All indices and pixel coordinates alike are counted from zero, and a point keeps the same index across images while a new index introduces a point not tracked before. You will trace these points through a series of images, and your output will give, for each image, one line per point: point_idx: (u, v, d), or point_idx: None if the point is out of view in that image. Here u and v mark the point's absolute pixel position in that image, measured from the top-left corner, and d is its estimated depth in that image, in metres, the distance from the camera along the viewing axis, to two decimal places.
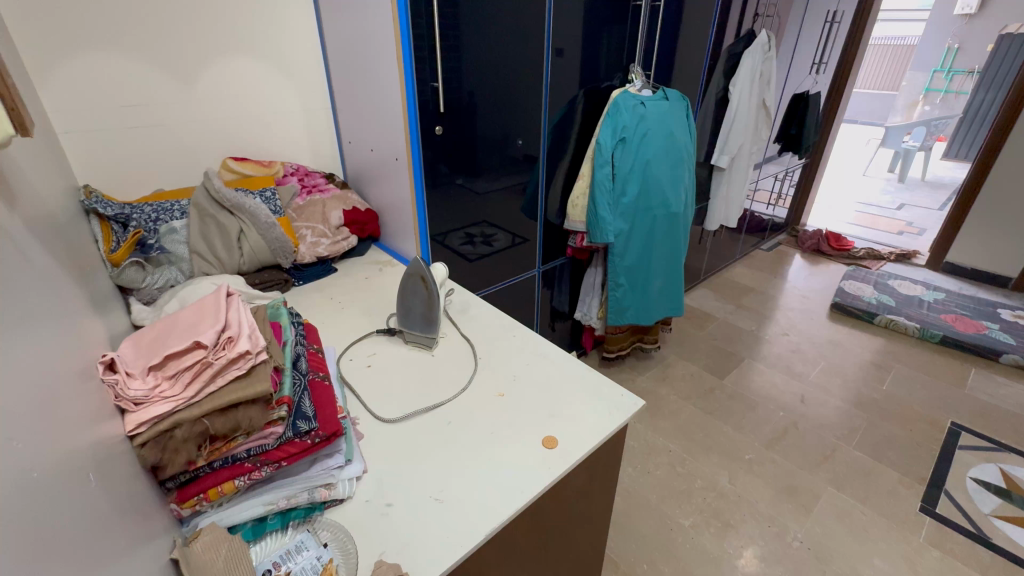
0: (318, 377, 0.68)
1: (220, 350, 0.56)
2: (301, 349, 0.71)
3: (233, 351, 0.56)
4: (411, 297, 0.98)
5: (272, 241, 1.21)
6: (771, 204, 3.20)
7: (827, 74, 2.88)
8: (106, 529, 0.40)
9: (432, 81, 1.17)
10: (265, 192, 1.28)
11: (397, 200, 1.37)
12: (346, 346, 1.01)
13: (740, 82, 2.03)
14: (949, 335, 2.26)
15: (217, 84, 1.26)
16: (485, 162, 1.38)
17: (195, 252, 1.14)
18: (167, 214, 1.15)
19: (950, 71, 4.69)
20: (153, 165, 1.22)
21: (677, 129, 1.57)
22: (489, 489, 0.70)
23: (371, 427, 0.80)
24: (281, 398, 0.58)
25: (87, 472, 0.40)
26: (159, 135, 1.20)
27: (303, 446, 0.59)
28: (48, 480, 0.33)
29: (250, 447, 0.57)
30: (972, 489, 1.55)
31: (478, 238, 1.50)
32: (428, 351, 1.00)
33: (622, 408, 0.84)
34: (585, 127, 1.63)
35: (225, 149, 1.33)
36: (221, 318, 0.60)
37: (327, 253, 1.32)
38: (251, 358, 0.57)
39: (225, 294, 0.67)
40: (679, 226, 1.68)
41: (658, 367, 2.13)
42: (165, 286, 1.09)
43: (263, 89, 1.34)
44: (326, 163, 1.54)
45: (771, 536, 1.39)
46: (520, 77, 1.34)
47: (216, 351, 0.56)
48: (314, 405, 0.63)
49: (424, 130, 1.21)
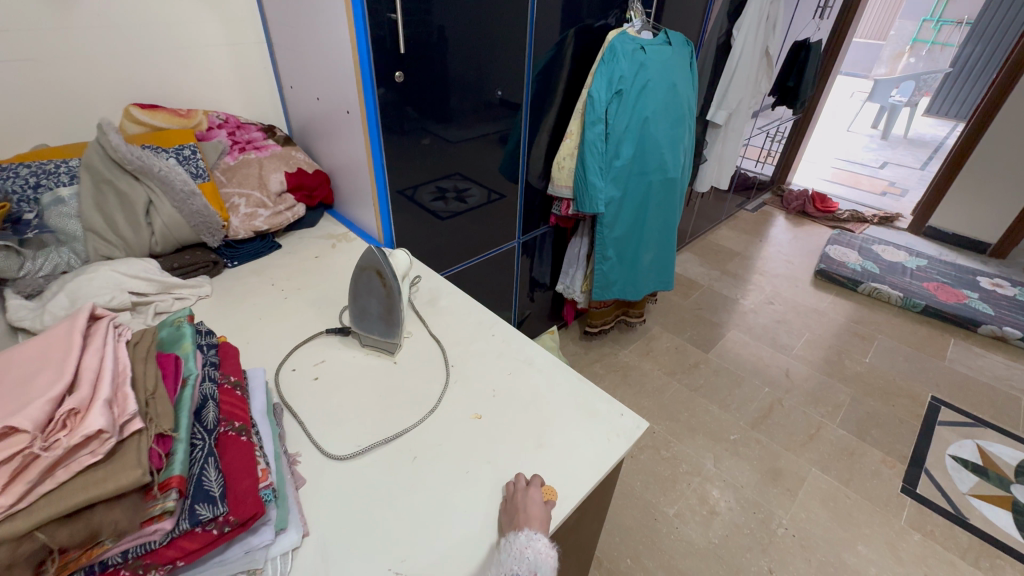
0: (232, 429, 0.50)
1: (56, 430, 0.37)
2: (209, 388, 0.53)
3: (76, 433, 0.37)
4: (366, 296, 0.80)
5: (192, 215, 0.97)
6: (760, 161, 3.05)
7: (831, 19, 2.65)
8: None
9: (390, 13, 0.92)
10: (181, 150, 1.03)
11: (352, 160, 1.14)
12: (288, 352, 0.82)
13: (746, 25, 1.80)
14: (931, 304, 2.24)
15: (107, 8, 0.96)
16: (458, 112, 1.15)
17: (90, 228, 0.90)
18: (51, 177, 0.90)
19: (939, 21, 4.52)
20: (29, 113, 0.95)
21: (680, 80, 1.36)
22: (467, 552, 0.56)
23: (317, 468, 0.64)
24: (167, 481, 0.41)
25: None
26: (31, 75, 0.92)
27: (208, 538, 0.43)
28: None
29: (126, 549, 0.41)
30: (951, 466, 1.54)
31: (450, 193, 1.28)
32: (389, 358, 0.83)
33: (623, 433, 0.71)
34: (575, 75, 1.40)
35: (128, 93, 1.05)
36: (67, 371, 0.41)
37: (268, 227, 1.10)
38: (109, 437, 0.39)
39: (85, 323, 0.48)
40: (675, 192, 1.50)
41: (641, 339, 2.04)
42: (54, 273, 0.87)
43: (171, 15, 1.05)
44: (265, 114, 1.28)
45: (756, 523, 1.36)
46: (499, 12, 1.09)
47: (49, 434, 0.37)
48: (224, 477, 0.46)
49: (381, 76, 0.97)
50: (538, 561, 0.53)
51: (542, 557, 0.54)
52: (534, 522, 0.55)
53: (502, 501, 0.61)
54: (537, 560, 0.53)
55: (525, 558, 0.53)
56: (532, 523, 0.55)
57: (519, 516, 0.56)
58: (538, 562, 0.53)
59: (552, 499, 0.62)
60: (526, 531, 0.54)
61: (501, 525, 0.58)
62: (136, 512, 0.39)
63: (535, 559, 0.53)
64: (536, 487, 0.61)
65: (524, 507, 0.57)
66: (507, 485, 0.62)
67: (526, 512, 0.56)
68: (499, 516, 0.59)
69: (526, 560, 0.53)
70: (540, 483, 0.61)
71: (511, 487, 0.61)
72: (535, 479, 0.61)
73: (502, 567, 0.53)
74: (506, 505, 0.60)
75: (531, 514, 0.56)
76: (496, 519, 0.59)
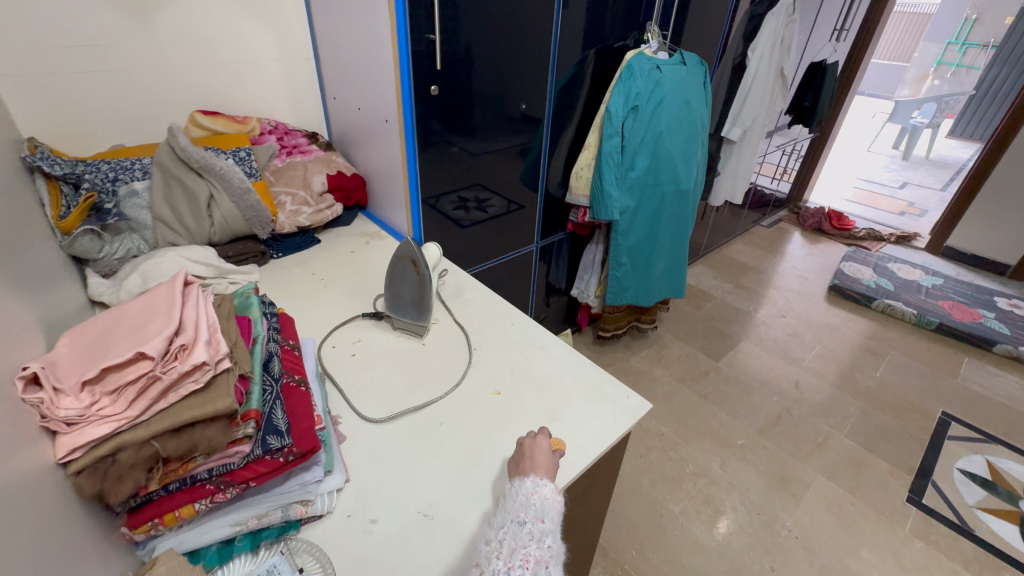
0: (293, 381, 0.60)
1: (170, 361, 0.47)
2: (274, 347, 0.62)
3: (186, 363, 0.47)
4: (401, 284, 0.89)
5: (246, 209, 1.09)
6: (776, 178, 3.09)
7: (847, 41, 2.70)
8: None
9: (428, 33, 1.03)
10: (238, 152, 1.15)
11: (387, 166, 1.25)
12: (329, 332, 0.92)
13: (760, 47, 1.88)
14: (946, 323, 2.25)
15: (182, 26, 1.10)
16: (483, 124, 1.25)
17: (159, 217, 1.02)
18: (126, 173, 1.02)
19: (963, 44, 4.45)
20: (109, 116, 1.07)
21: (694, 98, 1.45)
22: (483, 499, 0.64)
23: (355, 428, 0.73)
24: (248, 412, 0.51)
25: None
26: (114, 83, 1.05)
27: (275, 465, 0.52)
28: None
29: (212, 467, 0.50)
30: (958, 480, 1.55)
31: (471, 204, 1.38)
32: (418, 340, 0.92)
33: (629, 413, 0.78)
34: (594, 91, 1.50)
35: (193, 101, 1.18)
36: (174, 317, 0.51)
37: (309, 223, 1.21)
38: (208, 370, 0.48)
39: (183, 284, 0.58)
40: (687, 203, 1.58)
41: (653, 347, 2.10)
42: (127, 256, 0.98)
43: (234, 33, 1.18)
44: (309, 122, 1.40)
45: (760, 525, 1.39)
46: (525, 33, 1.20)
47: (165, 363, 0.47)
48: (288, 417, 0.55)
49: (417, 89, 1.08)
50: (544, 507, 0.50)
51: (549, 504, 0.51)
52: (539, 470, 0.56)
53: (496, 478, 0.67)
54: (543, 507, 0.50)
55: (530, 504, 0.50)
56: (537, 472, 0.55)
57: (525, 463, 0.57)
58: (545, 508, 0.50)
59: (562, 453, 0.62)
60: (531, 477, 0.53)
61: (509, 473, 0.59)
62: (226, 433, 0.48)
63: (542, 506, 0.50)
64: (545, 438, 0.61)
65: (530, 456, 0.58)
66: (517, 440, 0.62)
67: (532, 459, 0.57)
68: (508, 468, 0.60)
69: (532, 505, 0.50)
70: (549, 434, 0.61)
71: (521, 441, 0.62)
72: (542, 429, 0.61)
73: (508, 514, 0.50)
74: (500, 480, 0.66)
75: (538, 463, 0.57)
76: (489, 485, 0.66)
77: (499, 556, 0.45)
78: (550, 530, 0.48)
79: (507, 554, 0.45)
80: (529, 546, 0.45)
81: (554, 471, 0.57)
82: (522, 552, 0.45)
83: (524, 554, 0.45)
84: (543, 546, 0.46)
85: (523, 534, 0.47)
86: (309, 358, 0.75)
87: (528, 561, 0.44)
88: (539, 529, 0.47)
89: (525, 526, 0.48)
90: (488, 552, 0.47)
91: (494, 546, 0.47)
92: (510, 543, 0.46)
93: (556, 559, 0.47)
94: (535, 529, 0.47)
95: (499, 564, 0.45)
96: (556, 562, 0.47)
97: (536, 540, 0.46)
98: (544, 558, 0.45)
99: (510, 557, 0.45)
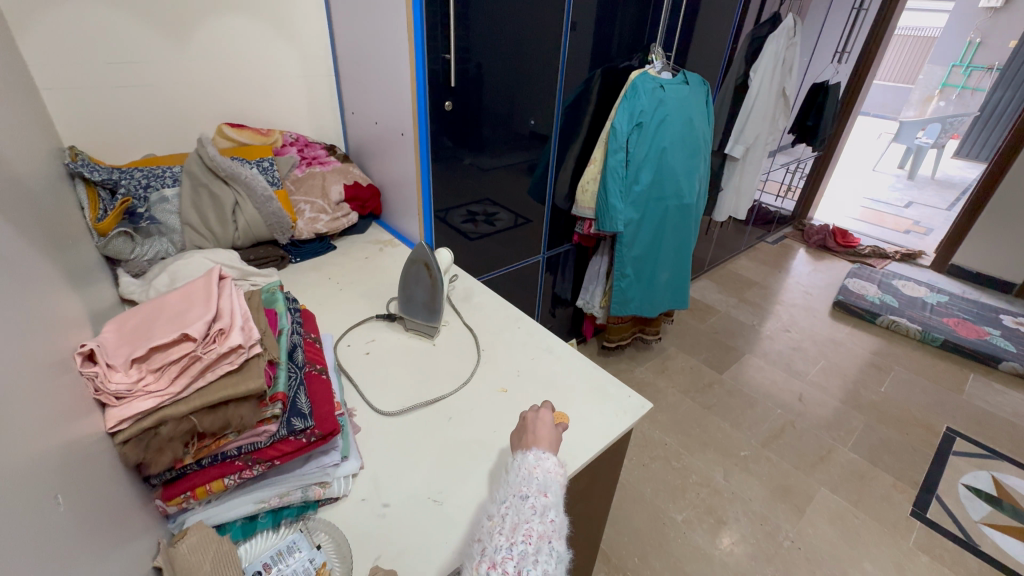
0: (315, 369, 0.65)
1: (210, 343, 0.52)
2: (298, 339, 0.68)
3: (224, 345, 0.52)
4: (414, 286, 0.94)
5: (268, 216, 1.15)
6: (780, 195, 3.13)
7: (849, 63, 2.77)
8: (79, 542, 0.37)
9: (444, 53, 1.10)
10: (262, 162, 1.22)
11: (401, 177, 1.31)
12: (344, 331, 0.96)
13: (762, 68, 1.94)
14: (951, 339, 2.25)
15: (214, 45, 1.17)
16: (492, 139, 1.31)
17: (187, 223, 1.08)
18: (158, 180, 1.09)
19: (967, 66, 4.48)
20: (143, 128, 1.14)
21: (697, 116, 1.50)
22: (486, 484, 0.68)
23: (368, 420, 0.77)
24: (275, 394, 0.56)
25: (62, 483, 0.38)
26: (149, 97, 1.12)
27: (298, 445, 0.57)
28: (10, 502, 0.30)
29: (241, 444, 0.55)
30: (963, 495, 1.55)
31: (479, 217, 1.44)
32: (429, 340, 0.96)
33: (630, 411, 0.82)
34: (600, 109, 1.56)
35: (220, 114, 1.25)
36: (211, 306, 0.56)
37: (326, 230, 1.27)
38: (243, 352, 0.54)
39: (217, 277, 0.63)
40: (690, 217, 1.62)
41: (657, 358, 2.12)
42: (156, 258, 1.04)
43: (261, 52, 1.25)
44: (328, 135, 1.47)
45: (763, 535, 1.40)
46: (534, 53, 1.26)
47: (205, 344, 0.52)
48: (310, 402, 0.60)
49: (432, 105, 1.14)
50: (547, 480, 0.52)
51: (552, 477, 0.53)
52: (541, 444, 0.58)
53: (495, 465, 0.70)
54: (546, 480, 0.52)
55: (533, 479, 0.52)
56: (540, 445, 0.58)
57: (528, 437, 0.60)
58: (547, 481, 0.52)
59: (564, 425, 0.65)
60: (534, 452, 0.56)
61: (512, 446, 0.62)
62: (256, 413, 0.53)
63: (544, 479, 0.52)
64: (547, 412, 0.64)
65: (533, 429, 0.61)
66: (523, 410, 0.65)
67: (535, 433, 0.60)
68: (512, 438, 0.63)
69: (534, 479, 0.52)
70: (551, 408, 0.64)
71: (526, 414, 0.65)
72: (546, 404, 0.64)
73: (510, 488, 0.53)
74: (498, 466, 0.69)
75: (540, 437, 0.59)
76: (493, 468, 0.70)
77: (502, 530, 0.48)
78: (552, 503, 0.50)
79: (510, 529, 0.48)
80: (532, 521, 0.48)
81: (555, 444, 0.60)
82: (525, 526, 0.47)
83: (526, 529, 0.47)
84: (545, 520, 0.48)
85: (526, 509, 0.49)
86: (328, 359, 0.80)
87: (531, 536, 0.46)
88: (541, 503, 0.49)
89: (527, 501, 0.50)
90: (492, 525, 0.49)
91: (498, 521, 0.49)
92: (513, 518, 0.49)
93: (559, 531, 0.49)
94: (538, 503, 0.49)
95: (501, 538, 0.47)
96: (559, 535, 0.48)
97: (538, 514, 0.49)
98: (546, 532, 0.47)
99: (513, 532, 0.47)
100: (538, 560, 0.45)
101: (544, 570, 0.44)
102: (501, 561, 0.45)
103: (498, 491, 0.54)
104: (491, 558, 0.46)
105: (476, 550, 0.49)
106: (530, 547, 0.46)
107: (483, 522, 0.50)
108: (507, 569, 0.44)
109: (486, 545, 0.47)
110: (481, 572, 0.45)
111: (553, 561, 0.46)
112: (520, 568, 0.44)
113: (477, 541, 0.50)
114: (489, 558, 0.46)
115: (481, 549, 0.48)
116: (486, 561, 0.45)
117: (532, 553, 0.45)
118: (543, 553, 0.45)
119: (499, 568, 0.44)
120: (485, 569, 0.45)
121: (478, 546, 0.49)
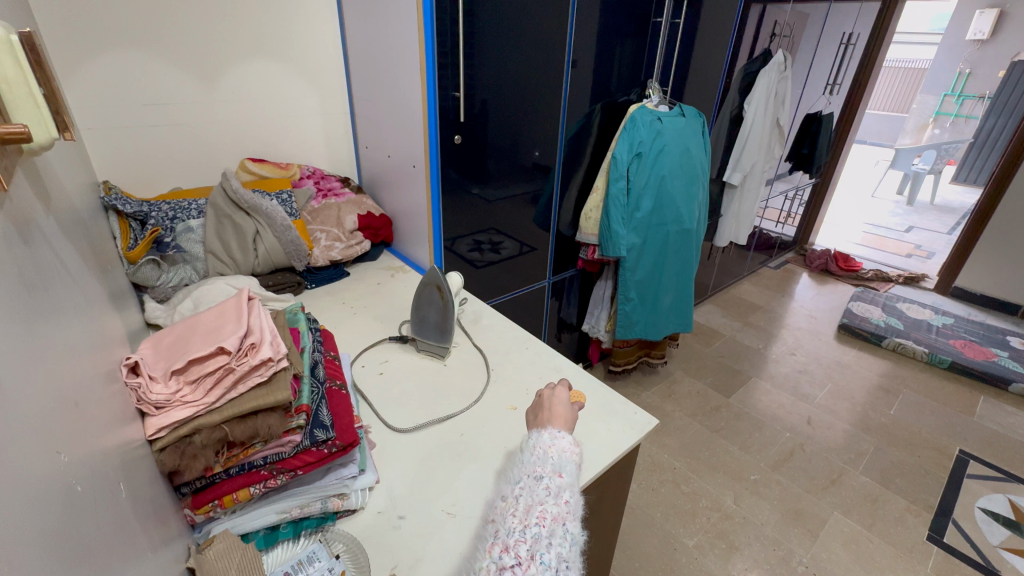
0: (335, 385, 0.72)
1: (242, 356, 0.59)
2: (318, 356, 0.75)
3: (255, 358, 0.58)
4: (426, 307, 0.98)
5: (287, 243, 1.20)
6: (780, 221, 3.19)
7: (841, 94, 2.87)
8: (143, 526, 0.41)
9: (454, 91, 1.17)
10: (281, 194, 1.28)
11: (412, 207, 1.37)
12: (358, 353, 1.00)
13: (756, 99, 2.02)
14: (958, 361, 2.25)
15: (240, 88, 1.26)
16: (497, 169, 1.38)
17: (210, 251, 1.13)
18: (184, 212, 1.15)
19: (960, 96, 4.56)
20: (173, 164, 1.22)
21: (694, 144, 1.57)
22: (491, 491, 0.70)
23: (383, 437, 0.79)
24: (299, 406, 0.62)
25: (129, 480, 0.42)
26: (180, 135, 1.20)
27: (320, 455, 0.63)
28: (101, 480, 0.35)
29: (266, 454, 0.61)
30: (981, 519, 1.52)
31: (486, 246, 1.49)
32: (439, 360, 1.00)
33: (634, 427, 0.84)
34: (601, 139, 1.64)
35: (242, 150, 1.32)
36: (243, 323, 0.63)
37: (341, 257, 1.32)
38: (272, 365, 0.60)
39: (247, 299, 0.70)
40: (691, 240, 1.66)
41: (663, 382, 2.13)
42: (180, 284, 1.08)
43: (284, 92, 1.34)
44: (343, 167, 1.54)
45: (776, 560, 1.38)
46: (537, 88, 1.35)
47: (238, 357, 0.59)
48: (330, 415, 0.66)
49: (442, 139, 1.21)
50: (561, 461, 0.55)
51: (566, 456, 0.56)
52: (556, 422, 0.62)
53: (500, 471, 0.73)
54: (560, 460, 0.55)
55: (548, 458, 0.55)
56: (555, 423, 0.61)
57: (544, 414, 0.63)
58: (562, 461, 0.55)
59: (581, 404, 0.68)
60: (550, 430, 0.59)
61: (529, 422, 0.65)
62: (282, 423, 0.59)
63: (559, 459, 0.55)
64: (563, 391, 0.67)
65: (550, 407, 0.64)
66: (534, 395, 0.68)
67: (551, 411, 0.63)
68: (529, 418, 0.67)
69: (549, 459, 0.55)
70: (567, 387, 0.67)
71: (539, 396, 0.67)
72: (561, 382, 0.67)
73: (526, 469, 0.55)
74: (503, 469, 0.73)
75: (556, 415, 0.63)
76: (496, 475, 0.73)
77: (515, 513, 0.49)
78: (567, 485, 0.52)
79: (523, 512, 0.49)
80: (546, 503, 0.50)
81: (571, 421, 0.63)
82: (538, 508, 0.49)
83: (540, 511, 0.49)
84: (559, 502, 0.50)
85: (540, 490, 0.51)
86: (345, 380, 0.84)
87: (545, 518, 0.48)
88: (556, 484, 0.52)
89: (542, 481, 0.52)
90: (506, 507, 0.51)
91: (511, 502, 0.51)
92: (527, 500, 0.50)
93: (573, 513, 0.51)
94: (552, 484, 0.52)
95: (514, 521, 0.48)
96: (573, 517, 0.50)
97: (553, 496, 0.51)
98: (561, 514, 0.49)
99: (527, 514, 0.49)
100: (551, 543, 0.46)
101: (558, 553, 0.46)
102: (513, 544, 0.46)
103: (514, 472, 0.56)
104: (504, 541, 0.47)
105: (490, 532, 0.51)
106: (543, 530, 0.47)
107: (498, 505, 0.52)
108: (520, 553, 0.45)
109: (499, 528, 0.49)
110: (494, 556, 0.46)
111: (568, 544, 0.47)
112: (534, 551, 0.45)
113: (492, 521, 0.52)
114: (502, 542, 0.47)
115: (495, 531, 0.50)
116: (499, 544, 0.47)
117: (546, 535, 0.47)
118: (557, 535, 0.47)
119: (512, 551, 0.46)
120: (498, 553, 0.46)
121: (493, 527, 0.51)
